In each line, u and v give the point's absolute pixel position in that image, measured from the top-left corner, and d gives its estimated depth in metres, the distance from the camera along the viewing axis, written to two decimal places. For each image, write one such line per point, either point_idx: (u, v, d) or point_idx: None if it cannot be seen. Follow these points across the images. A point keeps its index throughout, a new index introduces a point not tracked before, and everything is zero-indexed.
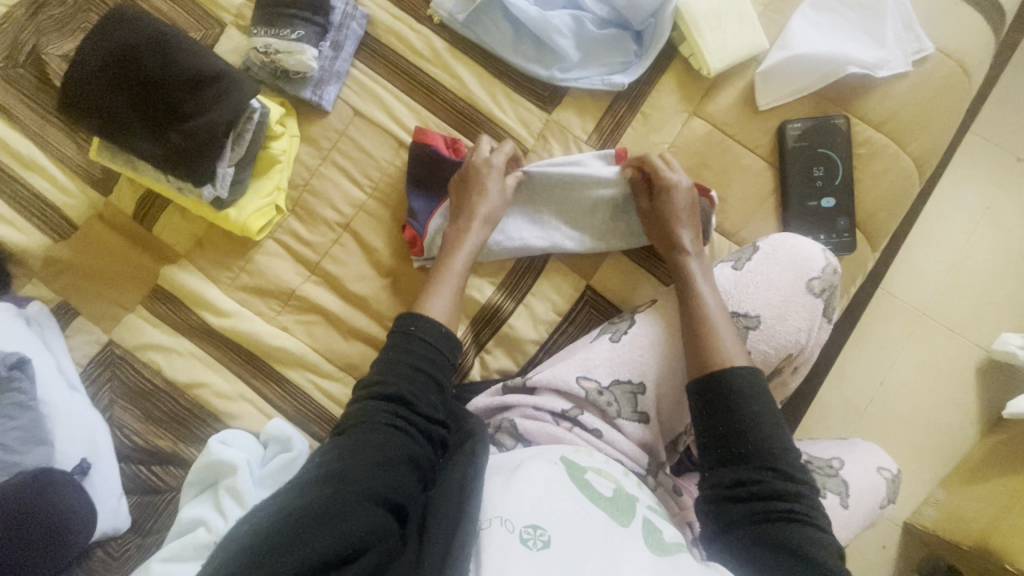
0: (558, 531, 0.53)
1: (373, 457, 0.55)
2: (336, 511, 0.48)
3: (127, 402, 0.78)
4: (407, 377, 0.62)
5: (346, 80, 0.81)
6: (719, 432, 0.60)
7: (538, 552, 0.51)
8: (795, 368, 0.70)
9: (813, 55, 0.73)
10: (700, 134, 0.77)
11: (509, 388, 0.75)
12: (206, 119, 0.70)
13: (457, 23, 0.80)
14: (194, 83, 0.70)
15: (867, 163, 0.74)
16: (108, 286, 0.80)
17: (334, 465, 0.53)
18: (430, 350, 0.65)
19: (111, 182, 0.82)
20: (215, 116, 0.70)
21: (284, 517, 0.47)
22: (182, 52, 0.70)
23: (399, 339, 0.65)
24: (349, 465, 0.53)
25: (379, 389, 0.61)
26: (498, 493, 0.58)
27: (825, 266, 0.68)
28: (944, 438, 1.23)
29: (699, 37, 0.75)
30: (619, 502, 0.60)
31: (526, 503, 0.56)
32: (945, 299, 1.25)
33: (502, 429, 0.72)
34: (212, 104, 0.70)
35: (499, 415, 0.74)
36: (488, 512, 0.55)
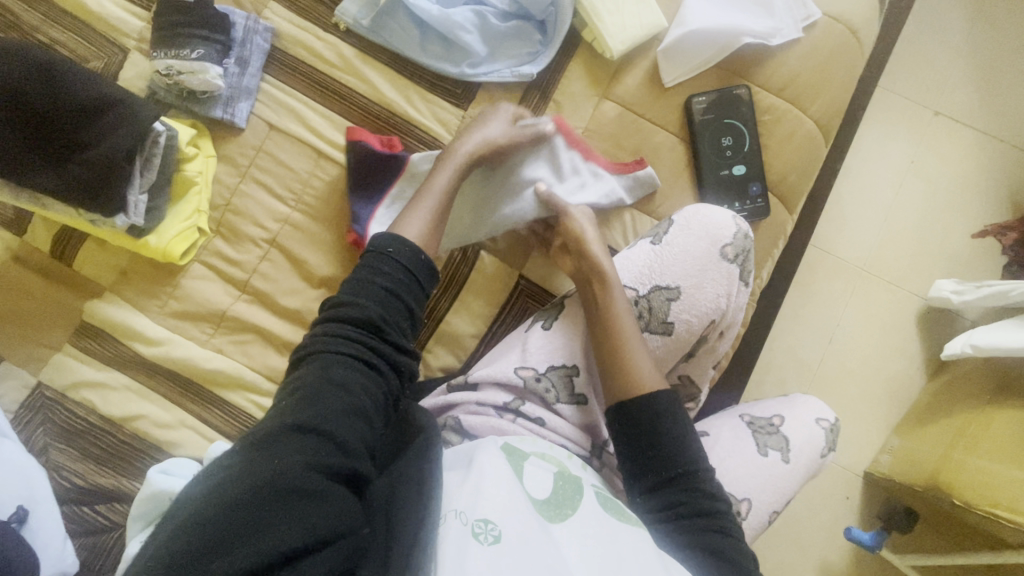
0: (508, 524, 0.53)
1: (340, 402, 0.52)
2: (307, 486, 0.45)
3: (63, 444, 0.76)
4: (376, 298, 0.59)
5: (257, 95, 0.81)
6: (648, 460, 0.64)
7: (490, 548, 0.50)
8: (722, 333, 0.72)
9: (709, 29, 0.75)
10: (612, 116, 0.79)
11: (453, 386, 0.76)
12: (110, 149, 0.69)
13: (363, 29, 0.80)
14: (95, 114, 0.69)
15: (772, 129, 0.77)
16: (32, 328, 0.78)
17: (299, 417, 0.49)
18: (400, 269, 0.61)
19: (24, 221, 0.80)
20: (120, 146, 0.69)
21: (247, 496, 0.43)
22: (76, 84, 0.69)
23: (371, 260, 0.61)
24: (315, 418, 0.49)
25: (345, 314, 0.58)
26: (453, 486, 0.58)
27: (737, 231, 0.70)
28: (893, 386, 1.27)
29: (599, 21, 0.76)
30: (558, 499, 0.60)
31: (478, 496, 0.55)
32: (880, 253, 1.30)
33: (448, 427, 0.73)
34: (115, 134, 0.69)
35: (445, 414, 0.75)
36: (445, 507, 0.56)
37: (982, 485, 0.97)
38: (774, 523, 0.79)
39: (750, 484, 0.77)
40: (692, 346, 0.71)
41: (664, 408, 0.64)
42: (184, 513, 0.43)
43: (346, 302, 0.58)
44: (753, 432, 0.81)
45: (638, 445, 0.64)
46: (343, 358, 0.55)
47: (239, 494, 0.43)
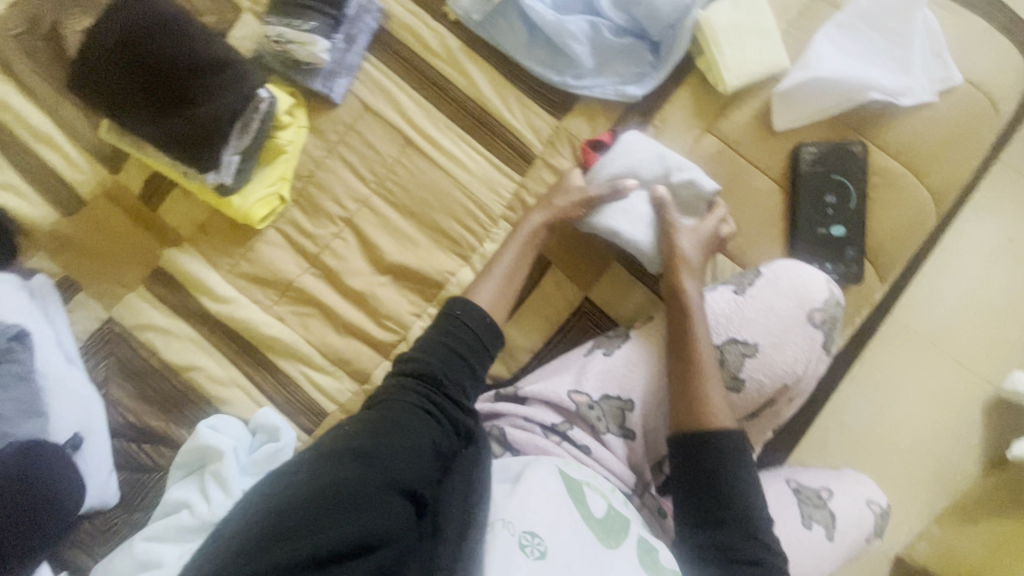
0: (557, 545, 0.53)
1: (408, 428, 0.54)
2: (367, 497, 0.47)
3: (121, 379, 0.79)
4: (443, 355, 0.60)
5: (357, 73, 0.81)
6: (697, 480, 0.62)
7: (535, 562, 0.51)
8: (790, 398, 0.69)
9: (835, 77, 0.70)
10: (712, 152, 0.75)
11: (501, 396, 0.75)
12: (214, 109, 0.70)
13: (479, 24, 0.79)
14: (203, 70, 0.70)
15: (882, 193, 0.72)
16: (109, 264, 0.81)
17: (358, 445, 0.50)
18: (471, 344, 0.62)
19: (120, 161, 0.83)
20: (225, 105, 0.71)
21: (304, 503, 0.45)
22: (188, 39, 0.70)
23: (443, 319, 0.63)
24: (372, 447, 0.51)
25: (414, 365, 0.59)
26: (500, 500, 0.57)
27: (829, 297, 0.67)
28: (944, 473, 1.20)
29: (717, 52, 0.73)
30: (609, 524, 0.59)
31: (529, 509, 0.55)
32: (956, 332, 1.22)
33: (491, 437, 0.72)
34: (220, 93, 0.71)
35: (488, 423, 0.74)
36: (492, 515, 0.56)
37: None
38: None
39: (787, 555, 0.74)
40: (756, 407, 0.69)
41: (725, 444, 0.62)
42: (251, 509, 0.46)
43: (414, 361, 0.59)
44: (800, 501, 0.77)
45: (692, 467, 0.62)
46: (416, 391, 0.57)
47: (303, 495, 0.46)
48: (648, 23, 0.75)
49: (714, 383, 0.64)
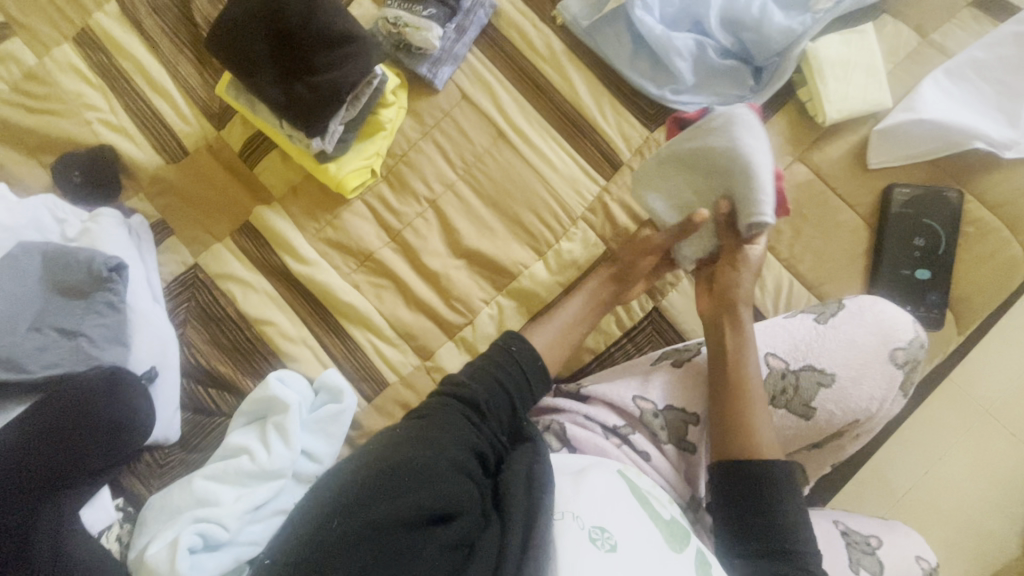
0: (625, 538, 0.54)
1: (462, 428, 0.57)
2: (429, 471, 0.51)
3: (198, 323, 0.82)
4: (489, 386, 0.62)
5: (461, 63, 0.84)
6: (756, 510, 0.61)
7: (606, 555, 0.52)
8: (857, 435, 0.68)
9: (939, 122, 0.70)
10: (801, 181, 0.76)
11: (562, 392, 0.77)
12: (336, 79, 0.74)
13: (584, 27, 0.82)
14: (330, 41, 0.73)
15: (973, 243, 0.72)
16: (202, 213, 0.85)
17: (411, 435, 0.55)
18: (513, 379, 0.64)
19: (226, 119, 0.88)
20: (345, 78, 0.74)
21: (368, 479, 0.50)
22: (322, 10, 0.73)
23: (496, 351, 0.66)
24: (424, 437, 0.55)
25: (462, 389, 0.61)
26: (568, 492, 0.59)
27: (913, 339, 0.67)
28: (984, 545, 1.15)
29: (821, 84, 0.74)
30: (674, 528, 0.60)
31: (597, 504, 0.57)
32: (1011, 402, 1.18)
33: (550, 430, 0.73)
34: (343, 65, 0.74)
35: (548, 416, 0.75)
36: (561, 506, 0.57)
37: None
38: None
39: None
40: (822, 438, 0.68)
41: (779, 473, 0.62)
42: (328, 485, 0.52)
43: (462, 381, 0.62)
44: (848, 545, 0.75)
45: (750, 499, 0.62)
46: (463, 411, 0.60)
47: (372, 467, 0.51)
48: (755, 48, 0.76)
49: (760, 410, 0.65)
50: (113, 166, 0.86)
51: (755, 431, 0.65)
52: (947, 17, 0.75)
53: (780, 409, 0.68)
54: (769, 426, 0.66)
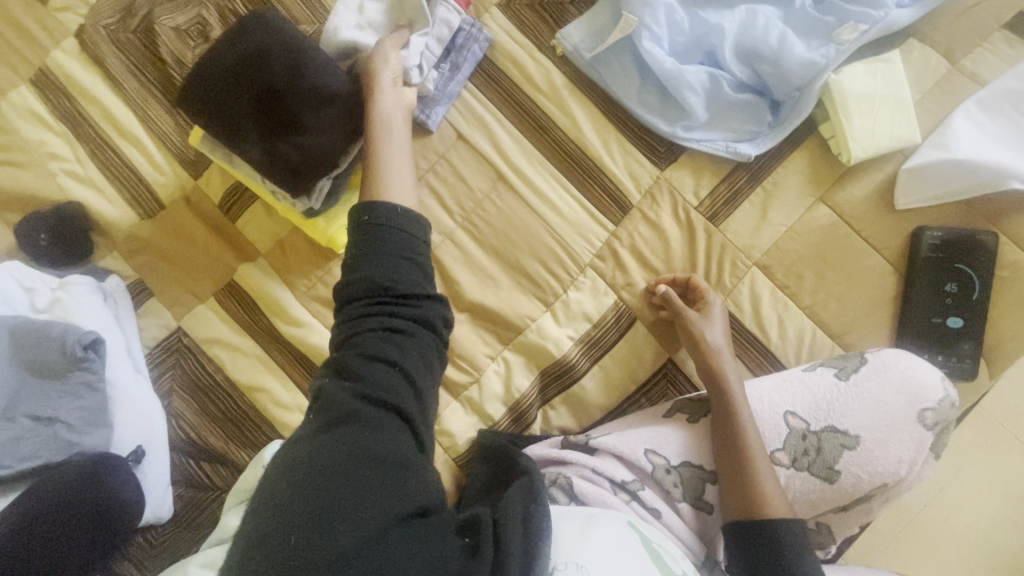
0: None
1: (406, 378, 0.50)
2: (394, 460, 0.45)
3: (184, 392, 0.77)
4: (386, 266, 0.52)
5: (455, 101, 0.77)
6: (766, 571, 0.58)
7: None
8: (888, 498, 0.65)
9: (973, 161, 0.65)
10: (824, 224, 0.71)
11: (569, 443, 0.73)
12: (327, 139, 0.65)
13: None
14: (322, 100, 0.65)
15: (1007, 289, 0.68)
16: (183, 272, 0.79)
17: (335, 417, 0.46)
18: (407, 239, 0.54)
19: (202, 167, 0.81)
20: (337, 137, 0.66)
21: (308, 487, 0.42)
22: (314, 68, 0.65)
23: (361, 232, 0.54)
24: (350, 410, 0.47)
25: (361, 313, 0.52)
26: (574, 537, 0.56)
27: (943, 399, 0.64)
28: None
29: (845, 120, 0.68)
30: None
31: (607, 556, 0.54)
32: None
33: (556, 485, 0.70)
34: (334, 124, 0.66)
35: (553, 469, 0.72)
36: (559, 557, 0.54)
37: None
38: None
39: None
40: (848, 502, 0.65)
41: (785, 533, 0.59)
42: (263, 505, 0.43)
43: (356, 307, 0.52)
44: None
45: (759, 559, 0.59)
46: (378, 337, 0.51)
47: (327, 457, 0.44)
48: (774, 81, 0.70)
49: (765, 470, 0.62)
50: (82, 223, 0.80)
51: (760, 493, 0.61)
52: (979, 41, 0.70)
53: (801, 472, 0.64)
54: (776, 484, 0.62)
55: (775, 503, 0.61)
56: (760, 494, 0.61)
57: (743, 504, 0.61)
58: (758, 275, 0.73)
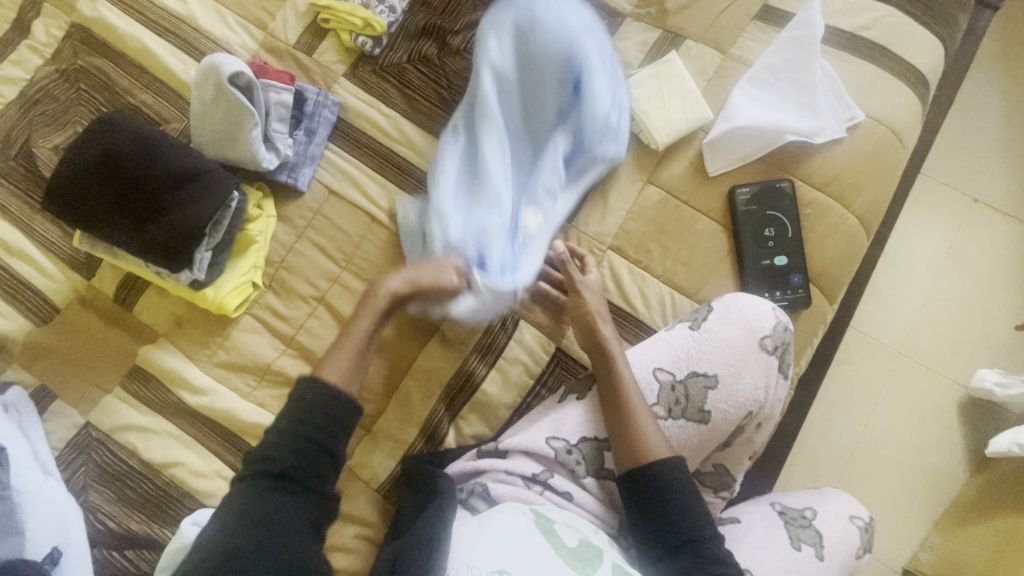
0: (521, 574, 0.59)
1: (282, 531, 0.58)
2: (275, 518, 0.58)
3: (101, 485, 0.78)
4: (298, 450, 0.62)
5: (320, 161, 0.86)
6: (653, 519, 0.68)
7: None
8: (759, 424, 0.74)
9: (753, 125, 0.77)
10: (656, 201, 0.81)
11: (482, 452, 0.78)
12: (192, 216, 0.72)
13: (225, 88, 0.74)
14: (184, 184, 0.72)
15: (814, 223, 0.79)
16: (85, 369, 0.81)
17: (254, 484, 0.61)
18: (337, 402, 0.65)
19: (93, 266, 0.85)
20: (202, 213, 0.72)
21: (243, 540, 0.56)
22: (168, 154, 0.72)
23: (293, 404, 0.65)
24: (247, 504, 0.59)
25: (264, 464, 0.61)
26: (468, 542, 0.64)
27: (776, 323, 0.73)
28: (933, 477, 1.23)
29: (647, 114, 0.80)
30: (581, 552, 0.64)
31: (495, 551, 0.61)
32: (918, 339, 1.28)
33: (475, 494, 0.76)
34: (196, 201, 0.72)
35: (472, 479, 0.77)
36: (456, 560, 0.63)
37: None
38: None
39: None
40: (727, 436, 0.74)
41: (665, 472, 0.68)
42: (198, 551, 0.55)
43: (281, 433, 0.63)
44: (786, 523, 0.78)
45: (649, 506, 0.68)
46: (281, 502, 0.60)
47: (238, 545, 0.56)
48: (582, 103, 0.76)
49: (643, 417, 0.70)
50: None
51: (645, 438, 0.69)
52: (739, 32, 0.84)
53: (679, 419, 0.73)
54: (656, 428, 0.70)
55: (654, 442, 0.69)
56: (646, 442, 0.69)
57: (632, 453, 0.69)
58: (614, 257, 0.81)
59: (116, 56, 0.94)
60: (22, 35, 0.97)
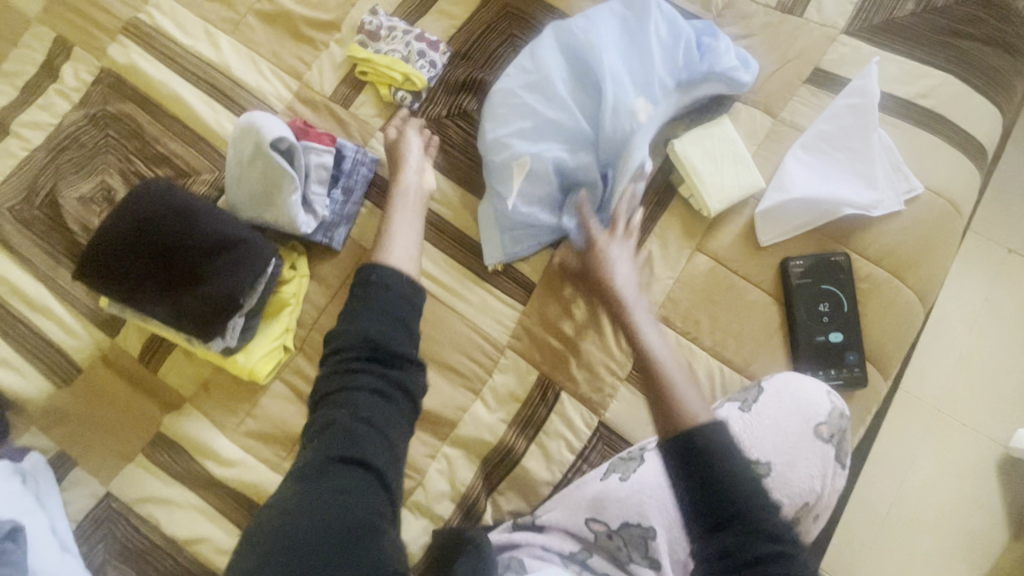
0: None
1: (348, 505, 0.51)
2: (350, 503, 0.51)
3: (121, 561, 0.74)
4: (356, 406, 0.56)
5: (355, 220, 0.83)
6: None
7: None
8: (815, 516, 0.70)
9: (808, 197, 0.75)
10: (705, 270, 0.79)
11: (518, 525, 0.76)
12: (226, 288, 0.68)
13: (266, 151, 0.72)
14: (219, 252, 0.69)
15: (870, 297, 0.76)
16: (106, 434, 0.78)
17: (300, 486, 0.52)
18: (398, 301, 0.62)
19: (117, 324, 0.82)
20: (236, 284, 0.68)
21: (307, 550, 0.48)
22: (210, 218, 0.69)
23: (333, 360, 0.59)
24: (302, 505, 0.51)
25: (327, 429, 0.55)
26: None
27: (831, 411, 0.70)
28: (972, 541, 1.18)
29: (698, 181, 0.77)
30: None
31: None
32: (954, 394, 1.25)
33: (510, 569, 0.71)
34: (232, 271, 0.68)
35: (506, 554, 0.74)
36: None
37: None
38: None
39: None
40: None
41: (704, 435, 0.52)
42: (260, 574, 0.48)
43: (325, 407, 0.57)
44: None
45: (692, 479, 0.52)
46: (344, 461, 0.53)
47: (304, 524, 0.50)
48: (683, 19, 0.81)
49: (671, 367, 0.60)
50: None
51: (686, 409, 0.55)
52: (789, 96, 0.82)
53: None
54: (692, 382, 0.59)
55: (692, 405, 0.56)
56: (677, 405, 0.56)
57: (668, 419, 0.55)
58: (660, 327, 0.78)
59: (147, 104, 0.92)
60: (51, 80, 0.95)
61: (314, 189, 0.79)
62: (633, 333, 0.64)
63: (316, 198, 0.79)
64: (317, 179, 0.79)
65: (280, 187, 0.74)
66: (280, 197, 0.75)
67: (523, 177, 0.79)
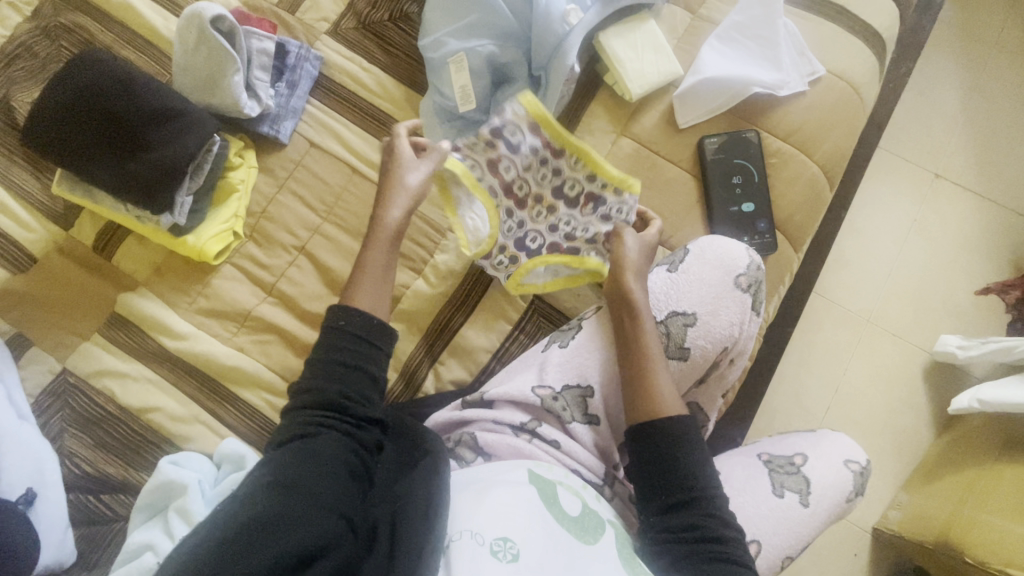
0: (526, 548, 0.56)
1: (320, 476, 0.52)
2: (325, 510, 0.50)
3: (77, 430, 0.78)
4: (334, 374, 0.58)
5: (302, 115, 0.87)
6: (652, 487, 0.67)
7: (507, 565, 0.54)
8: (731, 360, 0.77)
9: (721, 78, 0.81)
10: (629, 151, 0.84)
11: (467, 403, 0.78)
12: (169, 154, 0.75)
13: (208, 33, 0.77)
14: (161, 121, 0.76)
15: (780, 171, 0.82)
16: (62, 316, 0.81)
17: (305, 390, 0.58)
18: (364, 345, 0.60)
19: (73, 216, 0.85)
20: (180, 150, 0.76)
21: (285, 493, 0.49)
22: (150, 92, 0.76)
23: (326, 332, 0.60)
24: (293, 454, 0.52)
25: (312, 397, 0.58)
26: (465, 508, 0.60)
27: (750, 263, 0.76)
28: (900, 441, 1.25)
29: (620, 67, 0.83)
30: (584, 521, 0.64)
31: (496, 517, 0.58)
32: (888, 308, 1.30)
33: (463, 443, 0.75)
34: (177, 137, 0.76)
35: (458, 430, 0.77)
36: (458, 526, 0.58)
37: (993, 543, 0.90)
38: (785, 566, 0.78)
39: (760, 525, 0.77)
40: (704, 372, 0.76)
41: (677, 426, 0.67)
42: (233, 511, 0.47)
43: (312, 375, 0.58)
44: (770, 471, 0.81)
45: (653, 470, 0.67)
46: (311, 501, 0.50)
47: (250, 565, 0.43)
48: None
49: (660, 367, 0.70)
50: None
51: (659, 396, 0.69)
52: None
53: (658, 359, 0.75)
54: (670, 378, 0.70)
55: (668, 399, 0.69)
56: (657, 391, 0.69)
57: (644, 411, 0.69)
58: None
59: (98, 14, 0.95)
60: None
61: (255, 78, 0.84)
62: (635, 325, 0.72)
63: (259, 88, 0.84)
64: (259, 68, 0.84)
65: (221, 70, 0.79)
66: (223, 82, 0.80)
67: (461, 74, 0.82)
